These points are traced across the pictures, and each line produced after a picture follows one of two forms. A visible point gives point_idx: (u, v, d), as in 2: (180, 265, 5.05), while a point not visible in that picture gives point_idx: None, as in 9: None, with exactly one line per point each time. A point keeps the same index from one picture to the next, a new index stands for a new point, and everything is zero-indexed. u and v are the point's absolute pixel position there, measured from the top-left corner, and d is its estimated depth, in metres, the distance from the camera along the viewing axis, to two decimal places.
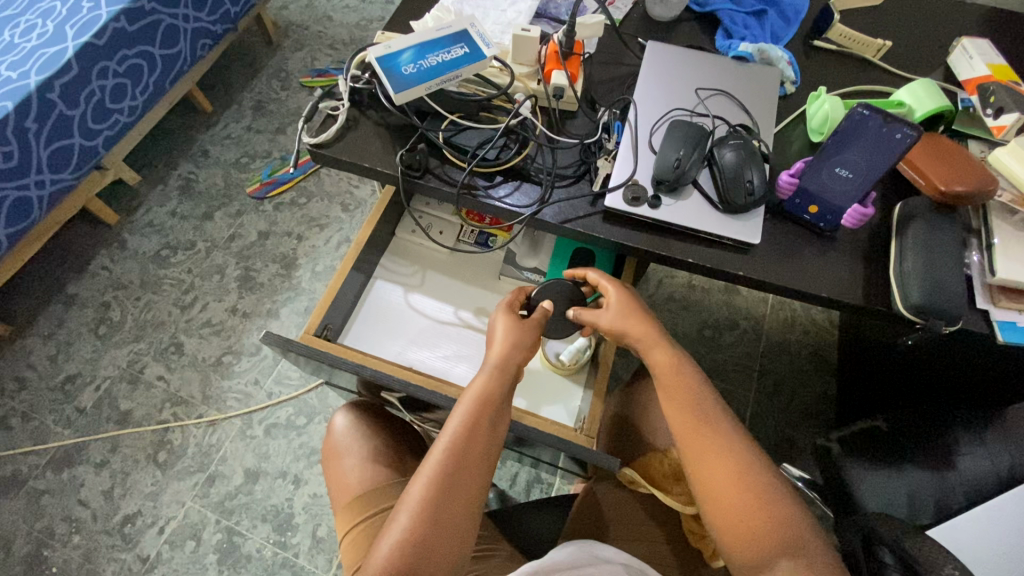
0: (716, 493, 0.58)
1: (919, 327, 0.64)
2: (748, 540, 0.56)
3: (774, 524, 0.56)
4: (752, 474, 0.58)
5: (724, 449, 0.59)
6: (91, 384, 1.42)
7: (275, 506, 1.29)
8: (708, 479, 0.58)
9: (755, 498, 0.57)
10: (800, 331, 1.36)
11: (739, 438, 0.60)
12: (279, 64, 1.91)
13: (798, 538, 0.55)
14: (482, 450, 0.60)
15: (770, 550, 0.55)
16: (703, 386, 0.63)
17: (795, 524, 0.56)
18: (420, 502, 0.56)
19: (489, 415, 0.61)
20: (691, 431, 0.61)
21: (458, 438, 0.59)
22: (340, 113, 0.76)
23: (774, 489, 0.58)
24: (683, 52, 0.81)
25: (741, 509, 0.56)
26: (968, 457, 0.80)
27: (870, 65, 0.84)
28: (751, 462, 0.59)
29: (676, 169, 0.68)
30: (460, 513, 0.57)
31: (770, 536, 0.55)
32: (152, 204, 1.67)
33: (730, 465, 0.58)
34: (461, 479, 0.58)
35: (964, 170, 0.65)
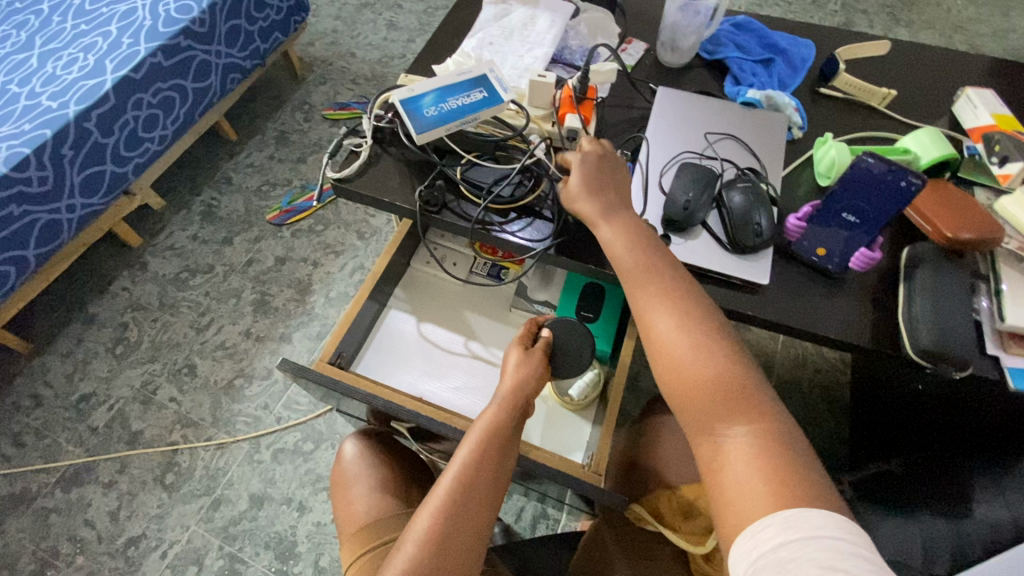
0: (671, 361, 0.57)
1: (930, 370, 0.64)
2: (699, 404, 0.55)
3: (730, 391, 0.54)
4: (708, 346, 0.56)
5: (681, 316, 0.59)
6: (105, 403, 1.45)
7: (278, 533, 1.28)
8: (667, 351, 0.58)
9: (708, 363, 0.55)
10: (811, 370, 1.36)
11: (696, 305, 0.60)
12: (303, 97, 1.99)
13: (758, 406, 0.53)
14: (490, 483, 0.60)
15: (725, 416, 0.53)
16: (662, 259, 0.64)
17: (757, 394, 0.54)
18: (426, 533, 0.56)
19: (497, 449, 0.62)
20: (650, 296, 0.61)
21: (464, 471, 0.59)
22: (363, 150, 0.80)
23: (737, 361, 0.56)
24: (693, 97, 0.84)
25: (698, 372, 0.55)
26: (984, 505, 0.76)
27: (876, 112, 0.86)
28: (711, 331, 0.58)
29: (685, 211, 0.71)
30: (465, 540, 0.57)
31: (722, 399, 0.54)
32: (175, 228, 1.72)
33: (683, 330, 0.58)
34: (469, 510, 0.58)
35: (970, 216, 0.67)
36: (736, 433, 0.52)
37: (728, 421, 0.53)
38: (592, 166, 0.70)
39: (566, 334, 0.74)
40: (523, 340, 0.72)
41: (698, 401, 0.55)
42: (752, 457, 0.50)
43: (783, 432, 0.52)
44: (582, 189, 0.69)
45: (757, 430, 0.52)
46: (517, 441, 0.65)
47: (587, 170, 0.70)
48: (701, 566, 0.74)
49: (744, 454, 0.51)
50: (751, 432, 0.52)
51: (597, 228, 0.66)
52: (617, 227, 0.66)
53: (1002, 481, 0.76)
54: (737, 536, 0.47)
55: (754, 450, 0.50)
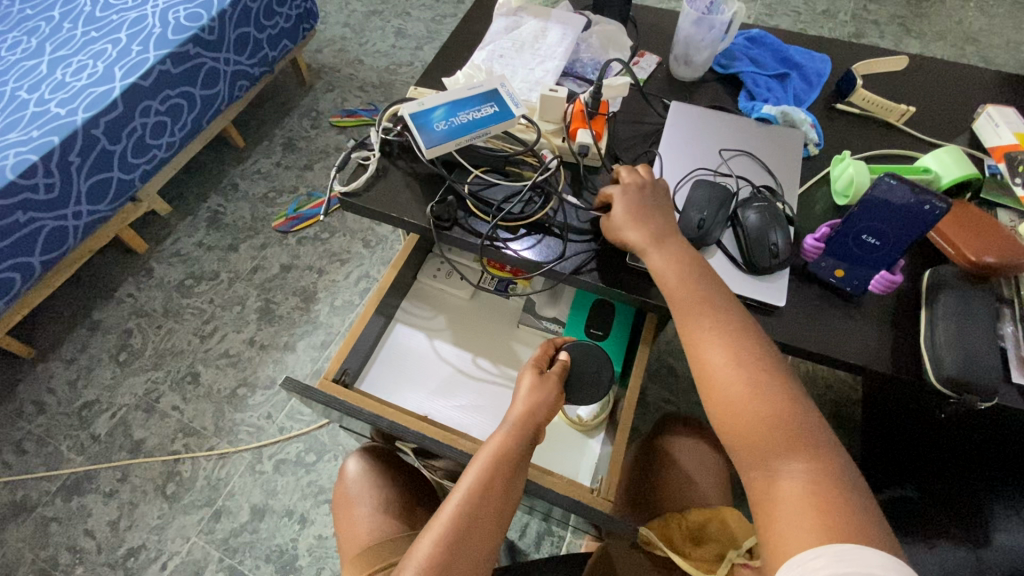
0: (722, 390, 0.55)
1: (954, 400, 0.62)
2: (749, 434, 0.53)
3: (784, 422, 0.52)
4: (762, 375, 0.55)
5: (730, 344, 0.57)
6: (108, 411, 1.44)
7: (279, 546, 1.26)
8: (717, 379, 0.56)
9: (759, 392, 0.54)
10: (822, 386, 1.34)
11: (748, 333, 0.58)
12: (311, 104, 1.99)
13: (810, 439, 0.52)
14: (496, 509, 0.58)
15: (781, 450, 0.51)
16: (713, 285, 0.62)
17: (812, 428, 0.52)
18: (427, 557, 0.54)
19: (504, 475, 0.60)
20: (699, 323, 0.59)
21: (472, 495, 0.58)
22: (371, 163, 0.79)
23: (791, 393, 0.54)
24: (707, 113, 0.83)
25: (751, 401, 0.54)
26: (1005, 533, 0.77)
27: (894, 129, 0.84)
28: (764, 361, 0.56)
29: (699, 230, 0.69)
30: (468, 567, 0.55)
31: (775, 430, 0.52)
32: (181, 234, 1.72)
33: (736, 356, 0.56)
34: (473, 535, 0.56)
35: (995, 240, 0.65)
36: (789, 467, 0.50)
37: (782, 454, 0.51)
38: (636, 198, 0.67)
39: (584, 358, 0.73)
40: (539, 361, 0.70)
41: (748, 431, 0.53)
42: (806, 490, 0.49)
43: (839, 468, 0.50)
44: (624, 216, 0.66)
45: (814, 465, 0.50)
46: (524, 466, 0.63)
47: (630, 202, 0.67)
48: None
49: (797, 487, 0.49)
50: (805, 467, 0.50)
51: (646, 253, 0.64)
52: (668, 253, 0.64)
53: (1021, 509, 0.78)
54: (787, 569, 0.45)
55: (808, 483, 0.49)
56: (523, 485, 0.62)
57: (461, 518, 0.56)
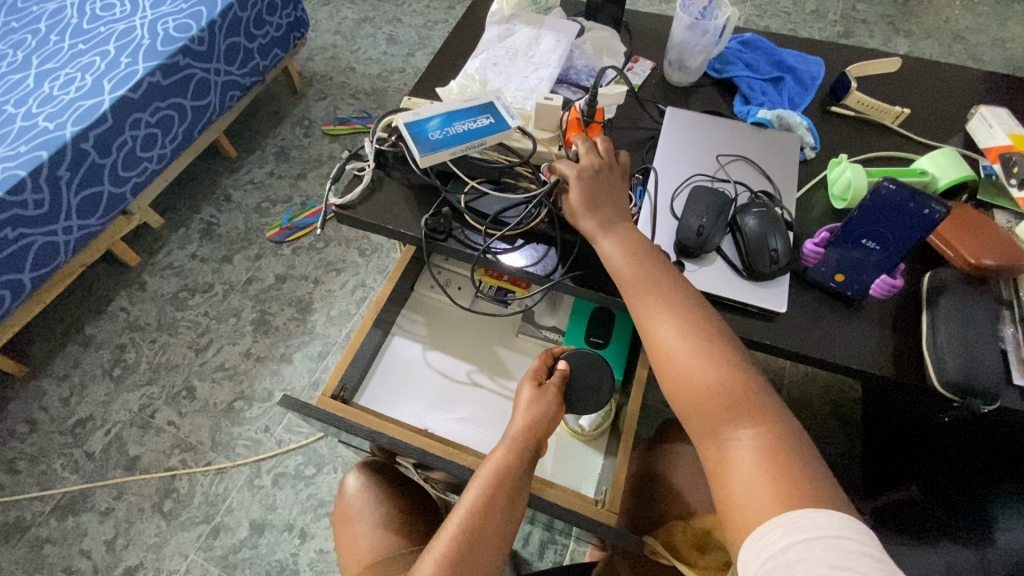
0: (675, 367, 0.57)
1: (957, 404, 0.62)
2: (703, 409, 0.54)
3: (734, 393, 0.54)
4: (709, 347, 0.56)
5: (681, 321, 0.58)
6: (102, 428, 1.42)
7: (279, 561, 1.25)
8: (670, 358, 0.57)
9: (711, 367, 0.55)
10: (821, 386, 1.34)
11: (696, 309, 0.59)
12: (303, 112, 1.98)
13: (760, 407, 0.53)
14: (498, 525, 0.57)
15: (731, 420, 0.53)
16: (660, 264, 0.63)
17: (761, 396, 0.54)
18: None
19: (507, 490, 0.59)
20: (649, 302, 0.60)
21: (473, 511, 0.57)
22: (365, 174, 0.78)
23: (739, 364, 0.56)
24: (703, 118, 0.82)
25: (700, 376, 0.55)
26: (1008, 533, 0.73)
27: (889, 131, 0.84)
28: (713, 335, 0.57)
29: (698, 236, 0.68)
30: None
31: (726, 402, 0.53)
32: (174, 246, 1.70)
33: (685, 333, 0.57)
34: (476, 552, 0.55)
35: (991, 240, 0.65)
36: (741, 436, 0.52)
37: (733, 424, 0.52)
38: (590, 180, 0.68)
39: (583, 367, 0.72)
40: (539, 373, 0.70)
41: (700, 405, 0.54)
42: (758, 457, 0.50)
43: (786, 432, 0.52)
44: (580, 202, 0.68)
45: (764, 432, 0.51)
46: (527, 482, 0.62)
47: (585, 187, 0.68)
48: None
49: (750, 457, 0.50)
50: (757, 435, 0.51)
51: (597, 241, 0.66)
52: (615, 237, 0.65)
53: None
54: (748, 542, 0.46)
55: (762, 451, 0.50)
56: (529, 496, 0.61)
57: (463, 535, 0.56)
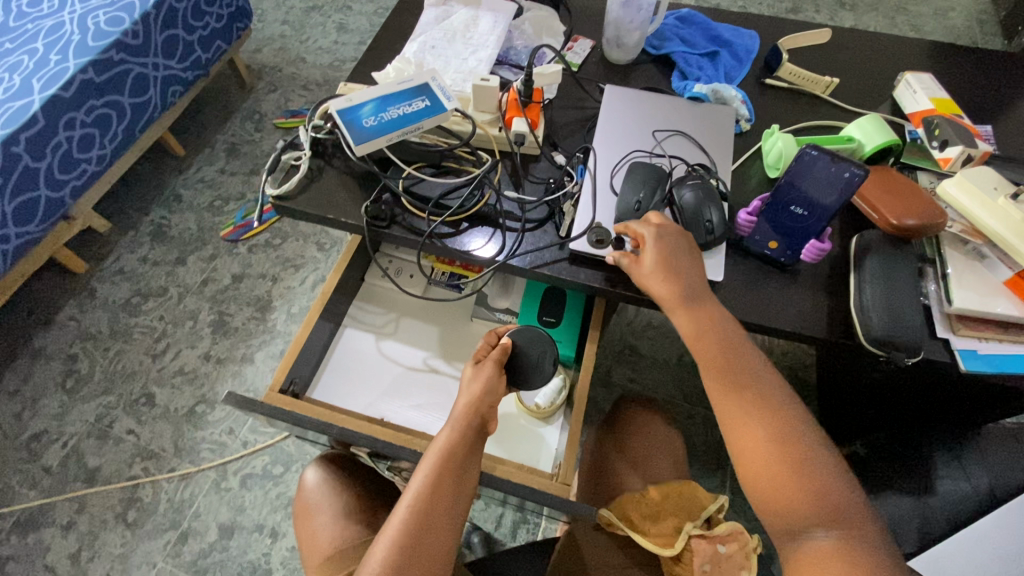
0: (758, 461, 0.57)
1: (884, 358, 0.65)
2: (784, 503, 0.56)
3: (817, 490, 0.55)
4: (792, 439, 0.58)
5: (764, 414, 0.59)
6: (58, 441, 1.37)
7: (252, 562, 1.24)
8: (747, 448, 0.58)
9: (793, 466, 0.56)
10: (778, 353, 1.40)
11: (778, 401, 0.60)
12: (253, 106, 1.92)
13: (839, 507, 0.55)
14: (447, 505, 0.58)
15: (811, 517, 0.55)
16: (741, 347, 0.62)
17: (842, 493, 0.56)
18: (382, 564, 0.53)
19: (453, 471, 0.60)
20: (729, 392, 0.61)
21: (421, 497, 0.57)
22: (302, 164, 0.76)
23: (818, 457, 0.57)
24: (641, 95, 0.83)
25: (782, 468, 0.56)
26: (948, 479, 0.82)
27: (821, 101, 0.86)
28: (792, 425, 0.58)
29: (637, 211, 0.70)
30: (426, 565, 0.54)
31: (809, 499, 0.55)
32: (123, 251, 1.64)
33: (768, 424, 0.58)
34: (427, 534, 0.56)
35: (914, 203, 0.68)
36: (819, 532, 0.54)
37: (815, 521, 0.55)
38: (668, 243, 0.65)
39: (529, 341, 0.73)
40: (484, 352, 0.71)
41: (780, 497, 0.56)
42: (836, 556, 0.53)
43: (859, 533, 0.54)
44: (655, 267, 0.64)
45: (841, 533, 0.54)
46: (478, 459, 0.63)
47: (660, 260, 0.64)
48: (673, 568, 0.71)
49: (827, 554, 0.53)
50: (833, 533, 0.54)
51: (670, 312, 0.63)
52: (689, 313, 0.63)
53: (962, 458, 0.83)
54: None
55: (837, 551, 0.53)
56: (477, 475, 0.62)
57: (413, 519, 0.56)
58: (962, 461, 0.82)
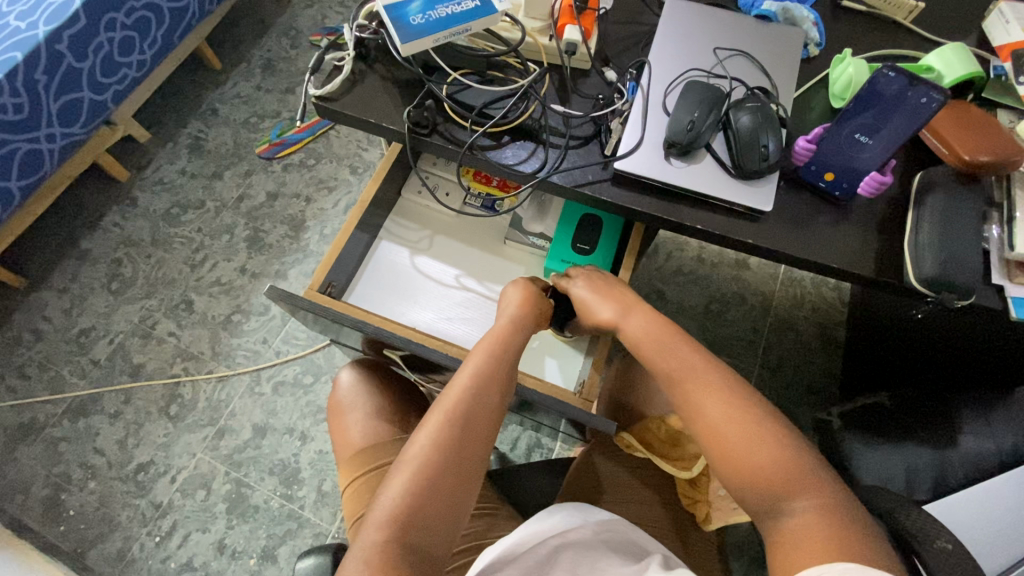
0: (719, 442, 0.58)
1: (931, 300, 0.63)
2: (754, 482, 0.56)
3: (786, 464, 0.55)
4: (752, 416, 0.58)
5: (721, 394, 0.60)
6: (105, 337, 1.45)
7: (282, 461, 1.32)
8: (711, 428, 0.58)
9: (760, 441, 0.56)
10: (809, 309, 1.40)
11: (727, 381, 0.61)
12: (289, 21, 1.86)
13: (812, 479, 0.54)
14: (490, 402, 0.61)
15: (788, 490, 0.54)
16: (687, 341, 0.65)
17: (809, 467, 0.55)
18: (429, 445, 0.57)
19: (496, 370, 0.64)
20: (688, 380, 0.62)
21: (469, 387, 0.61)
22: (345, 65, 0.74)
23: (780, 433, 0.57)
24: (703, 10, 0.77)
25: (749, 441, 0.56)
26: (972, 437, 0.81)
27: (900, 29, 0.79)
28: (752, 403, 0.59)
29: (689, 131, 0.67)
30: (470, 455, 0.58)
31: (777, 477, 0.55)
32: (162, 161, 1.67)
33: (729, 404, 0.59)
34: (472, 425, 0.59)
35: (991, 138, 0.63)
36: (795, 507, 0.53)
37: (791, 495, 0.54)
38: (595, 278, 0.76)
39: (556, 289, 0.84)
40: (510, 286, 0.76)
41: (754, 472, 0.56)
42: (818, 529, 0.51)
43: (833, 500, 0.53)
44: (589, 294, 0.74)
45: (818, 504, 0.53)
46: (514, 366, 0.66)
47: (592, 286, 0.75)
48: (687, 491, 0.77)
49: (808, 528, 0.51)
50: (808, 506, 0.53)
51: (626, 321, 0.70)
52: (637, 323, 0.69)
53: (991, 415, 0.81)
54: None
55: (817, 524, 0.51)
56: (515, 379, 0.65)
57: (455, 411, 0.59)
58: (991, 416, 0.81)
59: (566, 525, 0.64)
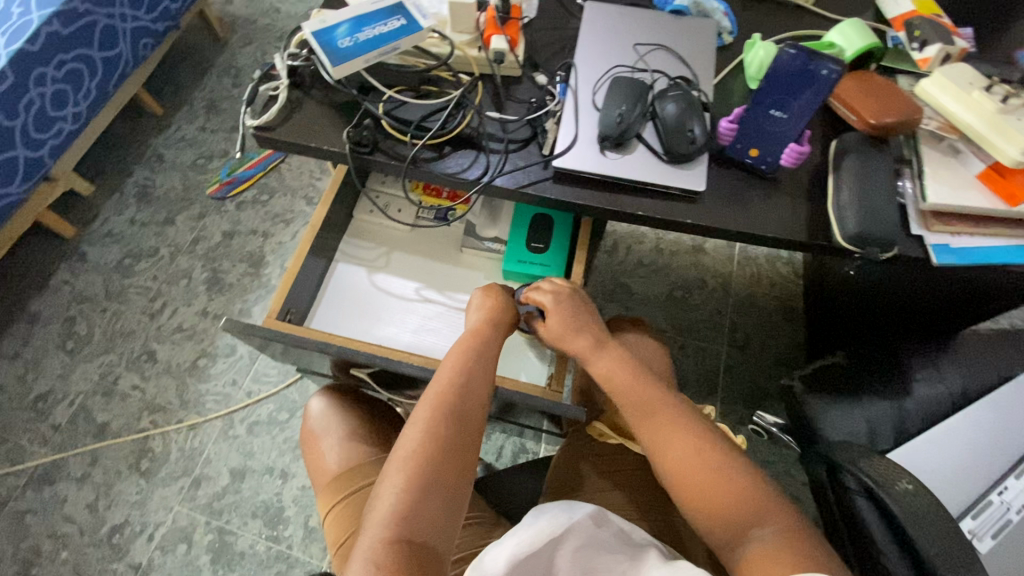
0: (682, 478, 0.60)
1: (859, 256, 0.67)
2: (719, 512, 0.57)
3: (748, 493, 0.57)
4: (714, 450, 0.61)
5: (686, 435, 0.63)
6: (65, 400, 1.40)
7: (264, 502, 1.29)
8: (676, 467, 0.61)
9: (722, 474, 0.59)
10: (766, 285, 1.46)
11: (691, 423, 0.64)
12: (229, 61, 1.86)
13: (773, 506, 0.57)
14: (474, 396, 0.64)
15: (752, 516, 0.56)
16: (657, 387, 0.69)
17: (771, 498, 0.57)
18: (417, 443, 0.59)
19: (475, 365, 0.67)
20: (654, 424, 0.65)
21: (452, 383, 0.64)
22: (281, 93, 0.75)
23: (740, 467, 0.60)
24: (620, 11, 0.82)
25: (711, 474, 0.59)
26: (925, 383, 0.88)
27: (803, 11, 0.85)
28: (713, 441, 0.62)
29: (619, 125, 0.70)
30: (460, 448, 0.60)
31: (740, 507, 0.57)
32: (110, 213, 1.63)
33: (691, 442, 0.62)
34: (458, 417, 0.61)
35: (891, 101, 0.69)
36: (761, 533, 0.55)
37: (754, 521, 0.56)
38: (564, 304, 0.75)
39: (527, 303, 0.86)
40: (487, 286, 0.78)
41: (717, 504, 0.58)
42: (779, 549, 0.52)
43: (796, 526, 0.55)
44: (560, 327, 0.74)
45: (781, 530, 0.54)
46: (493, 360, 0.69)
47: (564, 314, 0.75)
48: None
49: (770, 550, 0.53)
50: (771, 532, 0.54)
51: (593, 362, 0.72)
52: (609, 361, 0.71)
53: (939, 363, 0.89)
54: None
55: (780, 545, 0.53)
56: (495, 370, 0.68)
57: (442, 407, 0.62)
58: (939, 364, 0.89)
59: (557, 526, 0.59)
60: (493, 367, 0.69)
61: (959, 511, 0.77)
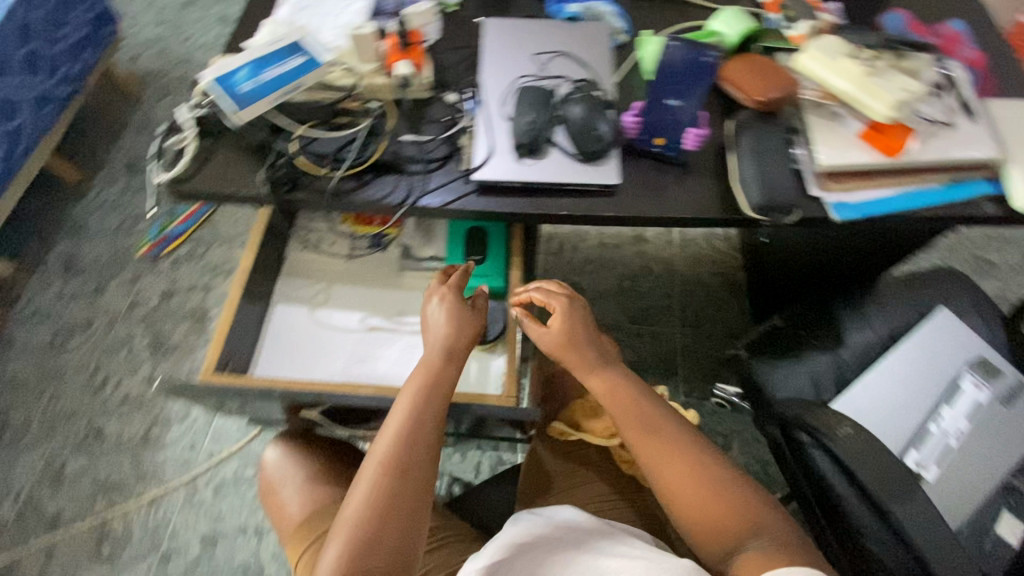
0: (681, 497, 0.62)
1: (767, 224, 0.72)
2: (715, 529, 0.59)
3: (741, 509, 0.59)
4: (707, 470, 0.62)
5: (680, 456, 0.64)
6: (8, 496, 1.31)
7: (242, 564, 1.24)
8: (674, 488, 0.62)
9: (716, 493, 0.61)
10: (708, 263, 1.52)
11: (687, 439, 0.65)
12: (144, 117, 1.80)
13: (764, 520, 0.59)
14: (422, 443, 0.62)
15: (742, 531, 0.58)
16: (654, 403, 0.68)
17: (764, 512, 0.59)
18: (361, 503, 0.57)
19: (422, 409, 0.64)
20: (650, 446, 0.65)
21: (398, 433, 0.62)
22: (189, 146, 0.74)
23: (734, 484, 0.61)
24: (518, 24, 0.85)
25: (705, 494, 0.61)
26: (856, 331, 0.93)
27: (688, 4, 0.91)
28: (710, 466, 0.63)
29: (529, 133, 0.74)
30: (406, 502, 0.58)
31: (736, 522, 0.59)
32: (34, 291, 1.54)
33: (684, 461, 0.63)
34: (404, 469, 0.59)
35: (771, 79, 0.76)
36: (752, 545, 0.57)
37: (747, 535, 0.58)
38: (572, 309, 0.74)
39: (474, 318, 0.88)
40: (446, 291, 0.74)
41: (713, 522, 0.60)
42: (768, 560, 0.54)
43: (784, 538, 0.57)
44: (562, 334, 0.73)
45: (773, 542, 0.56)
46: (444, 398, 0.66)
47: (573, 319, 0.74)
48: (624, 454, 0.81)
49: (759, 561, 0.55)
50: (763, 544, 0.56)
51: (593, 378, 0.71)
52: (610, 378, 0.71)
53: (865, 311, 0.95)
54: None
55: (770, 555, 0.55)
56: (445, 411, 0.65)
57: (386, 460, 0.60)
58: (867, 313, 0.94)
59: None
60: (443, 403, 0.66)
61: (904, 446, 0.83)
